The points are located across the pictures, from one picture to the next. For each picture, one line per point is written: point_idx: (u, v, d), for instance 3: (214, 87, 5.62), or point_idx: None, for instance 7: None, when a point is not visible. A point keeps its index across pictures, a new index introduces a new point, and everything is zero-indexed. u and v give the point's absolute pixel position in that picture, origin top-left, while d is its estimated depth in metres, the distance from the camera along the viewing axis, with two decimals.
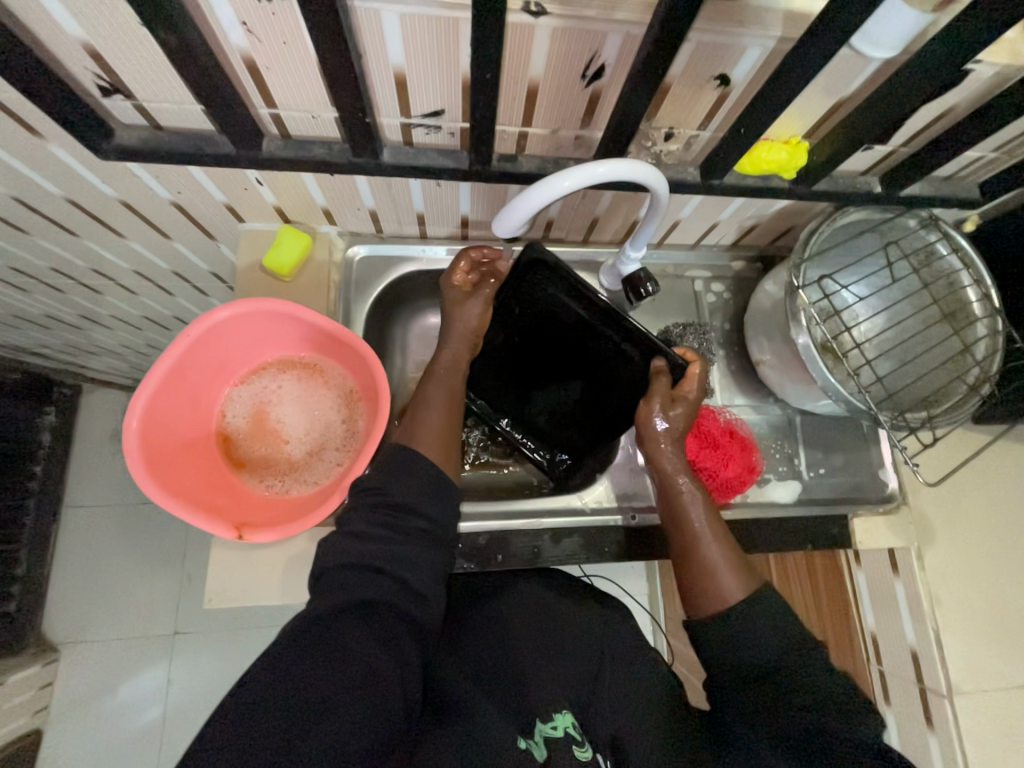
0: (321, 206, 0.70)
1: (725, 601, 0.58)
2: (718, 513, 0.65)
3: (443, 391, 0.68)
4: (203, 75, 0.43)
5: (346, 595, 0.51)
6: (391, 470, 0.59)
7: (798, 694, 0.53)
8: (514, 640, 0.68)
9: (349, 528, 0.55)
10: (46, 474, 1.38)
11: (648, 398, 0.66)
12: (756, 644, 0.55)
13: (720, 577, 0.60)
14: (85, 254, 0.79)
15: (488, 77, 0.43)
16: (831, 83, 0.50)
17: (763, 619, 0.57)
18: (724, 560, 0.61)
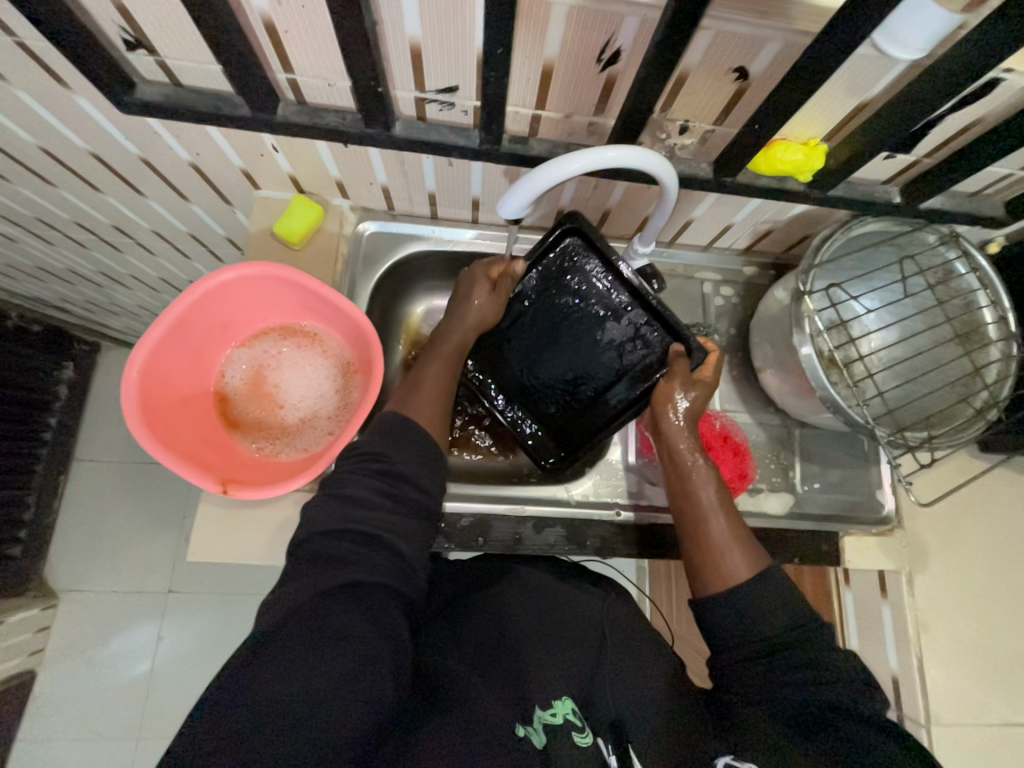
0: (335, 178, 0.70)
1: (733, 578, 0.59)
2: (729, 495, 0.65)
3: (440, 371, 0.69)
4: (221, 32, 0.43)
5: (335, 575, 0.52)
6: (387, 440, 0.61)
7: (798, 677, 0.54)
8: (512, 623, 0.64)
9: (348, 493, 0.57)
10: (60, 425, 1.43)
11: (670, 382, 0.66)
12: (753, 629, 0.56)
13: (726, 556, 0.60)
14: (106, 210, 0.81)
15: (499, 53, 0.43)
16: (853, 83, 0.49)
17: (775, 599, 0.57)
18: (731, 538, 0.61)
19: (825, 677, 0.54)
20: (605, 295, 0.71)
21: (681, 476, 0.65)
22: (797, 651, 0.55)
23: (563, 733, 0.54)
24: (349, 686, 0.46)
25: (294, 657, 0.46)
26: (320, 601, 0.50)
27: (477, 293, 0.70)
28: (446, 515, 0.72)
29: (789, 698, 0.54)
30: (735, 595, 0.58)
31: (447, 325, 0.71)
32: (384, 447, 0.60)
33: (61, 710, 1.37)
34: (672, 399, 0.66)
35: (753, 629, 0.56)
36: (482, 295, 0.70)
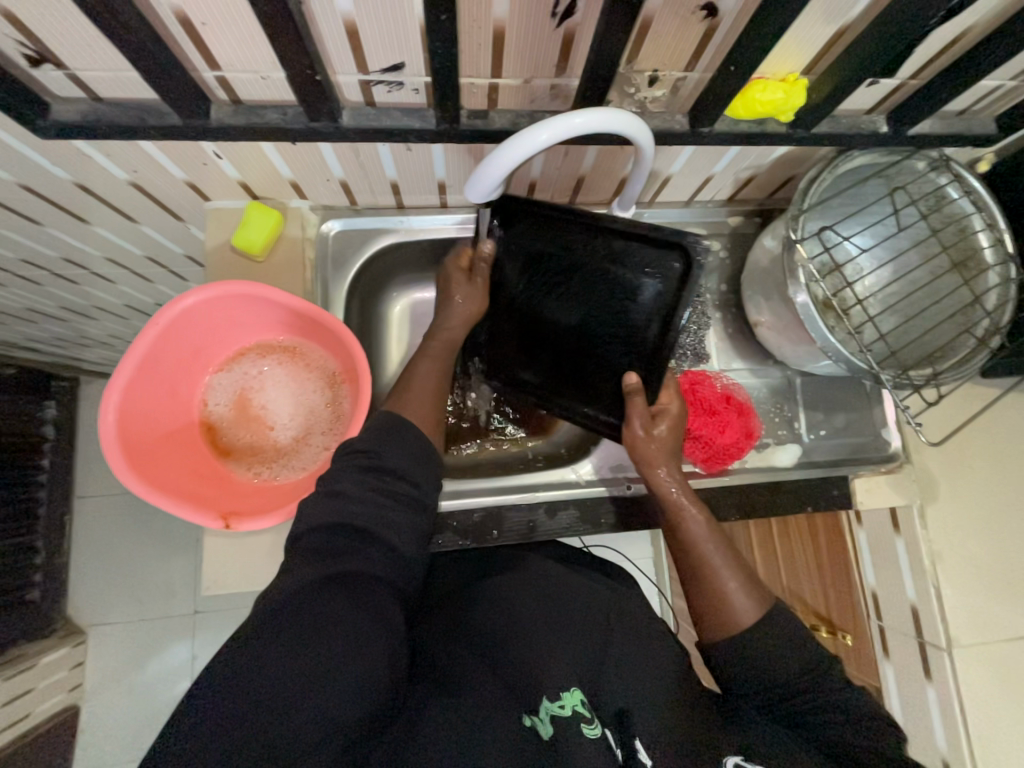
0: (288, 179, 0.66)
1: (739, 623, 0.56)
2: (726, 535, 0.62)
3: (433, 367, 0.67)
4: (129, 34, 0.39)
5: (326, 563, 0.50)
6: (379, 438, 0.58)
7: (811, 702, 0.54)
8: (518, 612, 0.62)
9: (339, 489, 0.54)
10: (55, 466, 1.40)
11: (637, 420, 0.64)
12: (765, 681, 0.55)
13: (730, 598, 0.57)
14: (51, 243, 0.76)
15: (444, 20, 0.39)
16: (831, 7, 0.45)
17: (784, 648, 0.55)
18: (733, 578, 0.58)
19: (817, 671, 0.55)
20: (617, 283, 0.63)
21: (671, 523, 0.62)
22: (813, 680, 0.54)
23: (573, 729, 0.50)
24: (342, 678, 0.44)
25: (290, 662, 0.43)
26: (313, 590, 0.48)
27: (457, 288, 0.69)
28: (458, 513, 0.71)
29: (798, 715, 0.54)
30: (743, 640, 0.55)
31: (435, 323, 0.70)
32: (372, 448, 0.57)
33: (110, 739, 1.40)
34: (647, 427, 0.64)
35: (772, 670, 0.54)
36: (471, 286, 0.68)
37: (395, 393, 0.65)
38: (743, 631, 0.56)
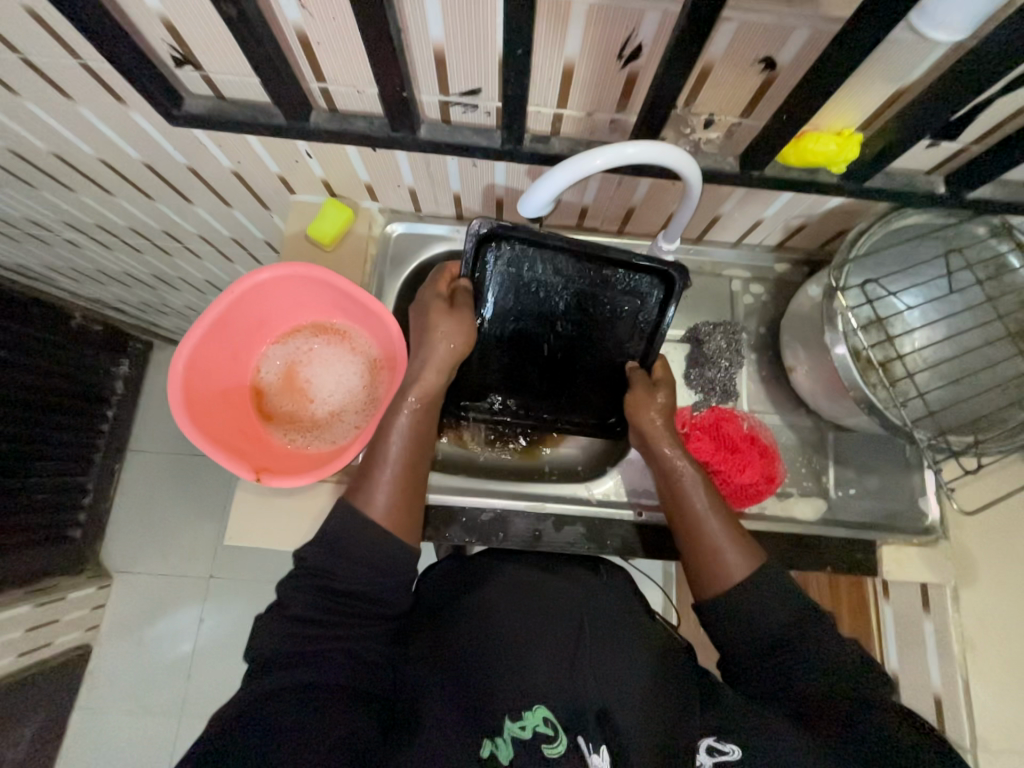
0: (365, 182, 0.73)
1: (731, 578, 0.58)
2: (722, 502, 0.63)
3: (400, 447, 0.62)
4: (258, 46, 0.46)
5: (283, 675, 0.50)
6: (331, 553, 0.57)
7: (802, 667, 0.53)
8: (505, 631, 0.62)
9: (292, 611, 0.54)
10: (117, 418, 1.54)
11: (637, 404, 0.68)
12: (752, 625, 0.56)
13: (723, 556, 0.59)
14: (157, 215, 0.87)
15: (520, 53, 0.44)
16: (889, 71, 0.47)
17: (770, 596, 0.56)
18: (726, 532, 0.60)
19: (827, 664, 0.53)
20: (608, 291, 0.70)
21: (671, 492, 0.65)
22: (803, 640, 0.54)
23: (532, 749, 0.52)
24: None
25: None
26: (268, 702, 0.48)
27: (439, 320, 0.64)
28: (468, 510, 0.73)
29: (793, 689, 0.53)
30: (734, 595, 0.57)
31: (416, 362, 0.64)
32: (324, 560, 0.56)
33: (113, 683, 1.47)
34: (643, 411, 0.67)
35: (752, 625, 0.56)
36: (443, 342, 0.64)
37: (356, 479, 0.62)
38: (734, 588, 0.57)
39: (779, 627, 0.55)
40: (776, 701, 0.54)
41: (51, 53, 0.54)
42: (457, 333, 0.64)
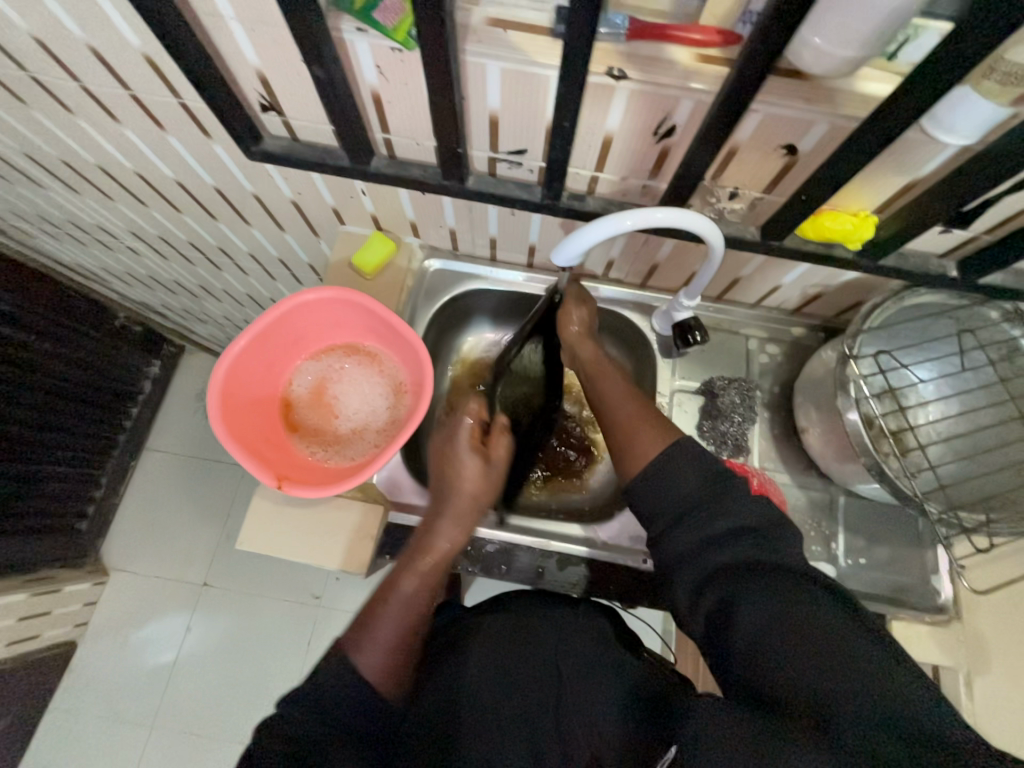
0: (409, 219, 0.80)
1: (646, 454, 0.59)
2: (637, 393, 0.68)
3: (410, 609, 0.60)
4: (337, 102, 0.52)
5: None
6: (315, 716, 0.48)
7: (726, 543, 0.52)
8: (477, 681, 0.61)
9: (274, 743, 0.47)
10: (140, 415, 1.60)
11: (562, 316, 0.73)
12: (672, 487, 0.56)
13: (638, 435, 0.61)
14: (215, 232, 0.95)
15: (567, 125, 0.49)
16: (901, 164, 0.51)
17: (686, 464, 0.57)
18: (632, 408, 0.65)
19: (741, 525, 0.53)
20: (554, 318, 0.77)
21: (595, 392, 0.70)
22: (714, 504, 0.54)
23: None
24: None
25: None
26: None
27: (465, 472, 0.67)
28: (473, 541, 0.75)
29: (712, 558, 0.52)
30: (650, 469, 0.58)
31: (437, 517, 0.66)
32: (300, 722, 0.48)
33: (90, 686, 1.44)
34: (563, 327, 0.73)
35: (668, 493, 0.56)
36: (469, 494, 0.66)
37: (357, 629, 0.56)
38: (648, 461, 0.58)
39: (696, 492, 0.55)
40: (699, 567, 0.52)
41: (156, 92, 0.61)
42: (481, 483, 0.67)
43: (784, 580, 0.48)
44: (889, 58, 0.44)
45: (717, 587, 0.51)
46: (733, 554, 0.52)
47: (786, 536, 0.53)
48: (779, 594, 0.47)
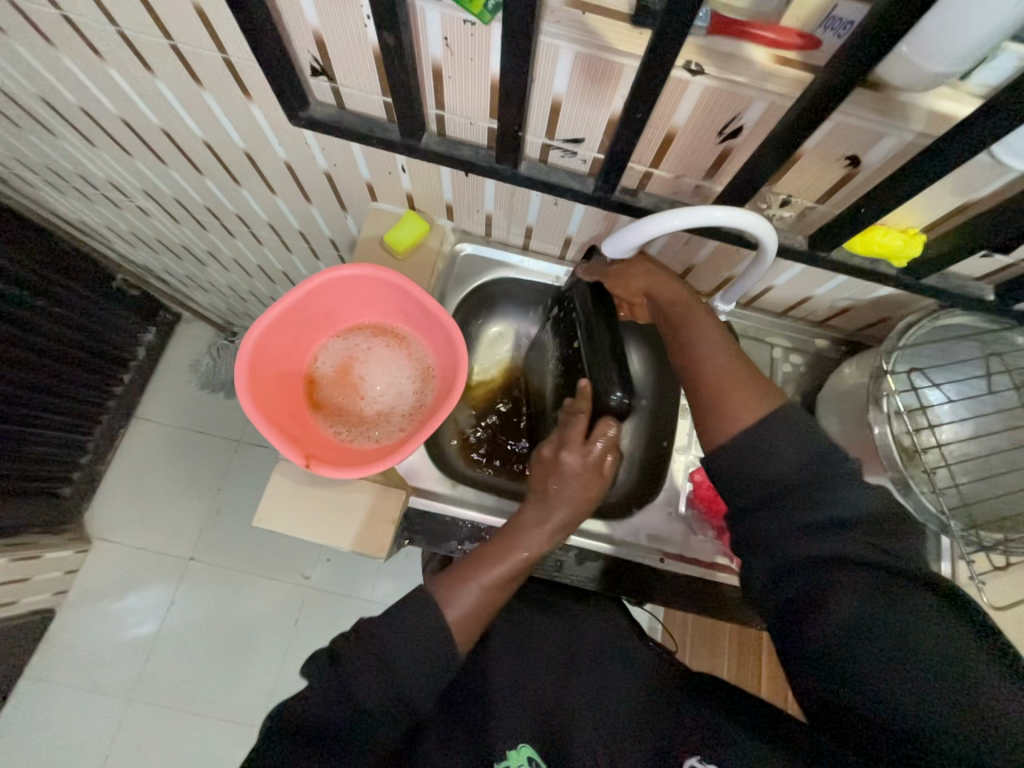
0: (446, 201, 0.78)
1: (739, 416, 0.57)
2: (730, 342, 0.63)
3: (497, 591, 0.62)
4: (400, 72, 0.50)
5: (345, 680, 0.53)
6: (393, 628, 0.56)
7: (830, 535, 0.50)
8: (510, 671, 0.68)
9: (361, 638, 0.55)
10: (132, 382, 1.55)
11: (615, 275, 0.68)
12: (762, 466, 0.54)
13: (729, 397, 0.58)
14: (236, 197, 0.92)
15: (637, 117, 0.48)
16: (960, 185, 0.51)
17: (785, 438, 0.54)
18: (725, 359, 0.61)
19: (851, 519, 0.50)
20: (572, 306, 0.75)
21: (680, 342, 0.64)
22: (817, 488, 0.52)
23: None
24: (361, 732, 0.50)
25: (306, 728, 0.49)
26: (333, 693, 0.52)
27: (572, 481, 0.66)
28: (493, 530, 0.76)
29: (806, 546, 0.51)
30: (739, 437, 0.56)
31: (536, 515, 0.66)
32: (381, 632, 0.56)
33: (67, 655, 1.41)
34: (631, 281, 0.68)
35: (760, 471, 0.54)
36: (565, 506, 0.66)
37: (446, 581, 0.62)
38: (743, 425, 0.56)
39: (798, 471, 0.53)
40: (789, 556, 0.51)
41: (200, 45, 0.58)
42: (586, 490, 0.67)
43: (899, 587, 0.47)
44: (962, 78, 0.44)
45: (803, 574, 0.50)
46: (838, 547, 0.50)
47: (900, 532, 0.50)
48: (877, 593, 0.47)
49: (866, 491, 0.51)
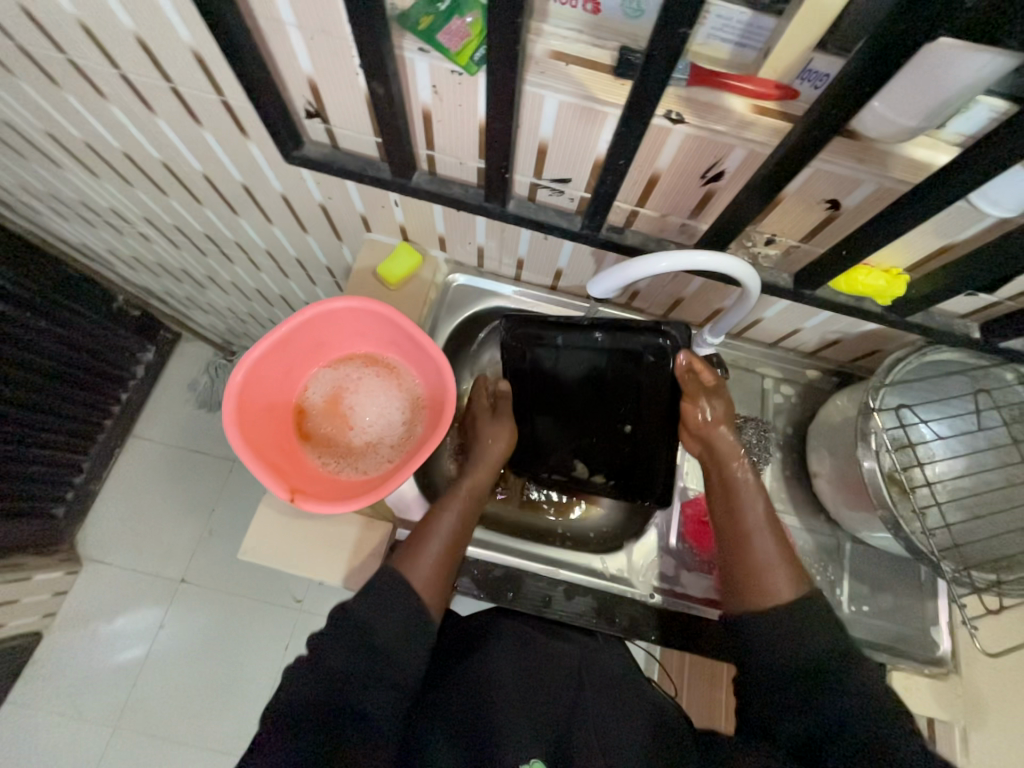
0: (439, 233, 0.79)
1: (776, 599, 0.60)
2: (778, 524, 0.66)
3: (449, 533, 0.68)
4: (390, 118, 0.52)
5: (335, 684, 0.55)
6: (371, 607, 0.60)
7: (830, 699, 0.54)
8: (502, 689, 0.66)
9: (340, 635, 0.58)
10: (129, 401, 1.55)
11: (694, 397, 0.69)
12: (785, 647, 0.57)
13: (769, 572, 0.62)
14: (235, 226, 0.93)
15: (620, 163, 0.50)
16: (942, 227, 0.52)
17: (812, 623, 0.58)
18: (773, 545, 0.63)
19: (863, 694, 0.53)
20: (631, 380, 0.72)
21: (726, 500, 0.67)
22: (836, 672, 0.55)
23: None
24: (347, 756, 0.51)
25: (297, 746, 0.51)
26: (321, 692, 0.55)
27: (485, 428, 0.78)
28: (481, 563, 0.75)
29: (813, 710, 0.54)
30: (767, 616, 0.60)
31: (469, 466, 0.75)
32: (364, 615, 0.59)
33: (53, 678, 1.38)
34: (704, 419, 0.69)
35: (780, 647, 0.58)
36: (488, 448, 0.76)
37: (405, 551, 0.67)
38: (776, 609, 0.60)
39: (816, 653, 0.56)
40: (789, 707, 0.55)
41: (199, 87, 0.60)
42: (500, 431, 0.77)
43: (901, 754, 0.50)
44: (938, 128, 0.45)
45: (799, 722, 0.55)
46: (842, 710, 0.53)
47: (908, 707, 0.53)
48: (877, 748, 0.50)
49: (873, 677, 0.54)
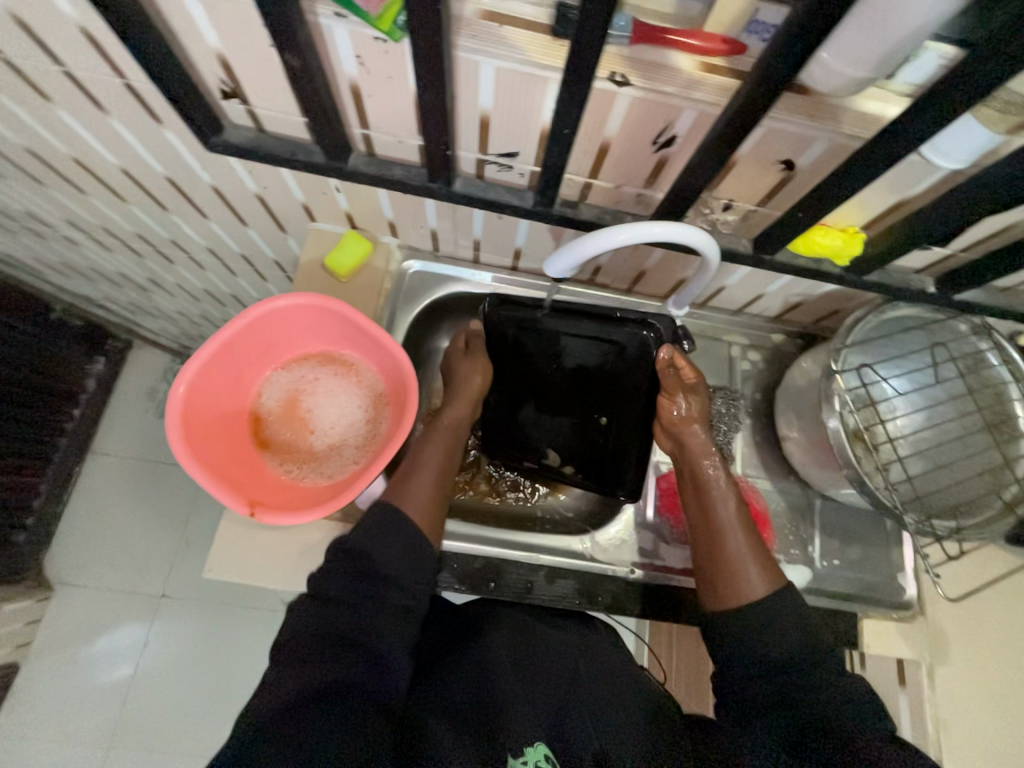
0: (388, 219, 0.75)
1: (750, 593, 0.62)
2: (750, 521, 0.67)
3: (433, 470, 0.70)
4: (313, 95, 0.47)
5: (340, 614, 0.58)
6: (370, 535, 0.63)
7: (806, 693, 0.57)
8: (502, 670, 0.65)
9: (342, 572, 0.61)
10: (82, 417, 1.46)
11: (672, 393, 0.70)
12: (760, 640, 0.60)
13: (740, 569, 0.63)
14: (168, 224, 0.86)
15: (566, 133, 0.47)
16: (895, 182, 0.51)
17: (785, 619, 0.60)
18: (743, 544, 0.65)
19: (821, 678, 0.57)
20: (603, 370, 0.73)
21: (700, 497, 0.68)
22: (806, 664, 0.58)
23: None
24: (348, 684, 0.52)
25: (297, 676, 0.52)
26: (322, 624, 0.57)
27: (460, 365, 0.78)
28: (460, 556, 0.74)
29: (783, 701, 0.57)
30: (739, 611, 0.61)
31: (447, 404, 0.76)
32: (363, 545, 0.62)
33: (36, 706, 1.34)
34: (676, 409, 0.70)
35: (756, 643, 0.60)
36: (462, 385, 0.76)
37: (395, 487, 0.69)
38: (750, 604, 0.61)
39: (792, 650, 0.59)
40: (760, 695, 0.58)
41: (97, 70, 0.54)
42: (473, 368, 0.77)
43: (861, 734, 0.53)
44: (888, 78, 0.43)
45: (770, 717, 0.57)
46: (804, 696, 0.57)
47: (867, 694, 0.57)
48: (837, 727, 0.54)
49: (835, 670, 0.58)
